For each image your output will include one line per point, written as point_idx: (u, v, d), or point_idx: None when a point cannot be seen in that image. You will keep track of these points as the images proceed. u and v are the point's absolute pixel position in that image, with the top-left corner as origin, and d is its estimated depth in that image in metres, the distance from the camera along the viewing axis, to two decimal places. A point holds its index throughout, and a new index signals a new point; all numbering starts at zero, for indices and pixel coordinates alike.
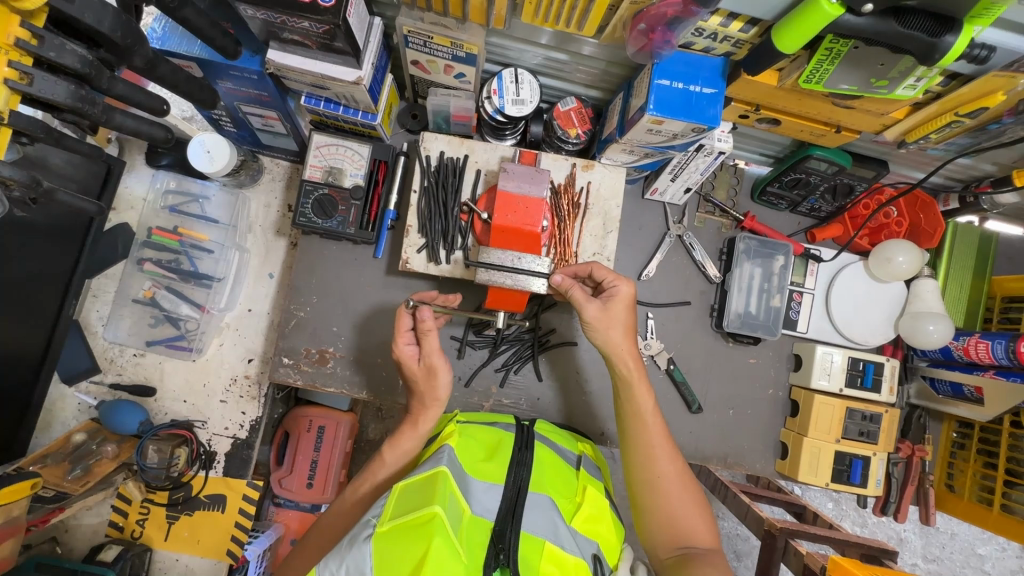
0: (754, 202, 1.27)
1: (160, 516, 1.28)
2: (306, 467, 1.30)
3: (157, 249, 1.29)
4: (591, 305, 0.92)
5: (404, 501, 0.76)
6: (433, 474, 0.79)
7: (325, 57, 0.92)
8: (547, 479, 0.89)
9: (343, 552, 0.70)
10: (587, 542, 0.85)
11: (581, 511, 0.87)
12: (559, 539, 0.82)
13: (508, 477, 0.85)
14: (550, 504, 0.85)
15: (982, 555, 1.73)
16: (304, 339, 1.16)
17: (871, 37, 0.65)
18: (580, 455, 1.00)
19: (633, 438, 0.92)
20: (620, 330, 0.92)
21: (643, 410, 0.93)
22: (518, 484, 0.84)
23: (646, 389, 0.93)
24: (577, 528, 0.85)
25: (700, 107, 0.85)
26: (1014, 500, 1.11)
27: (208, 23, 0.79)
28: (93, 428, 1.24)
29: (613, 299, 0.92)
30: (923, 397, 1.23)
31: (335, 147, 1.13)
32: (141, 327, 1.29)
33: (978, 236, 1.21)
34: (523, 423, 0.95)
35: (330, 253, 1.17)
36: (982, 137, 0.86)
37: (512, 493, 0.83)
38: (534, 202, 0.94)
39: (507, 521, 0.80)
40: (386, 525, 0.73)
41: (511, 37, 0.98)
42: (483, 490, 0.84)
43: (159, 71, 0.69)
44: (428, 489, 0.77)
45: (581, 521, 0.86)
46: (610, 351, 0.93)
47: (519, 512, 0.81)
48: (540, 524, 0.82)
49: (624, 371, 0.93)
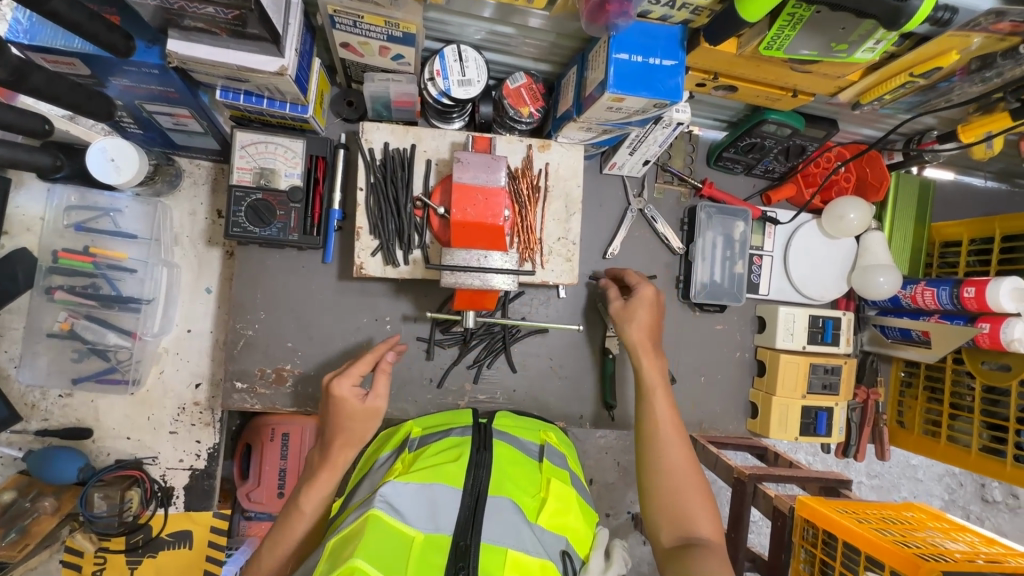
0: (710, 168, 1.26)
1: (120, 563, 1.18)
2: (273, 478, 1.27)
3: (67, 275, 1.13)
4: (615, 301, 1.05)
5: (336, 554, 0.71)
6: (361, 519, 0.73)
7: (238, 45, 0.80)
8: (507, 479, 0.84)
9: None
10: (554, 538, 0.81)
11: (546, 506, 0.83)
12: (522, 543, 0.76)
13: (467, 482, 0.81)
14: (512, 506, 0.80)
15: (915, 465, 1.90)
16: (257, 359, 1.07)
17: (838, 2, 0.62)
18: (542, 445, 0.98)
19: (644, 416, 0.94)
20: (638, 321, 1.01)
21: (653, 387, 0.95)
22: (477, 489, 0.80)
23: (657, 369, 0.97)
24: (543, 524, 0.81)
25: (661, 81, 0.81)
26: (957, 430, 1.20)
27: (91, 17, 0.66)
28: (23, 483, 1.11)
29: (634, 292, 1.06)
30: (875, 343, 1.30)
31: (264, 145, 1.01)
32: (62, 364, 1.14)
33: (918, 185, 1.25)
34: (480, 423, 0.94)
35: (273, 262, 1.07)
36: (932, 94, 0.87)
37: (471, 498, 0.79)
38: (493, 192, 0.87)
39: (465, 530, 0.75)
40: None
41: (449, 11, 0.88)
42: (437, 500, 0.78)
43: (31, 82, 0.56)
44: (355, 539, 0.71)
45: (547, 517, 0.82)
46: (633, 343, 1.00)
47: (479, 518, 0.76)
48: (503, 531, 0.76)
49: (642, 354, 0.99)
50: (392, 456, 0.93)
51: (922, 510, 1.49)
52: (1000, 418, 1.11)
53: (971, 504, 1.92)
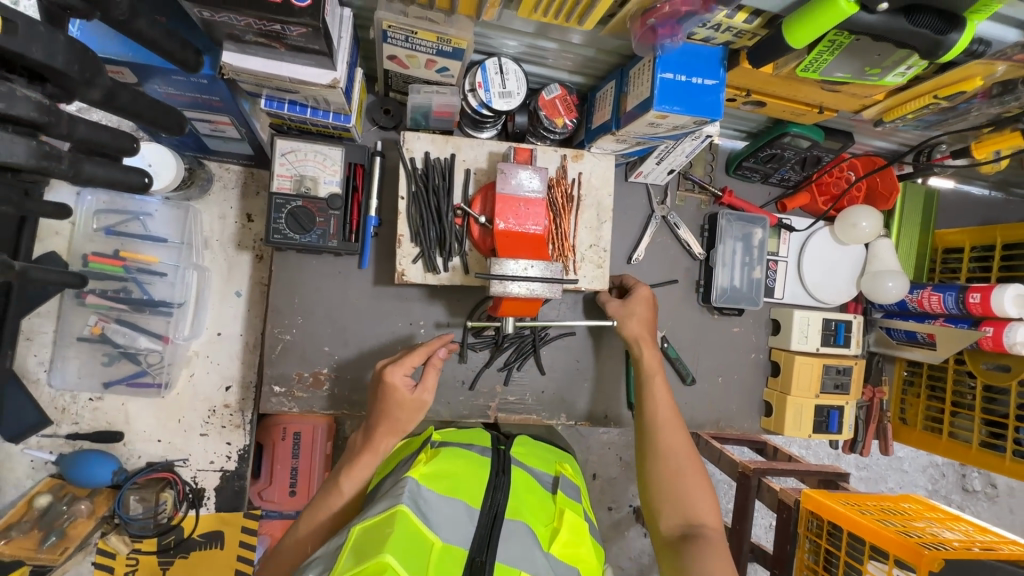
0: (729, 176, 1.30)
1: (152, 564, 1.19)
2: (285, 477, 1.21)
3: (97, 279, 1.13)
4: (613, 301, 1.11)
5: (359, 544, 0.72)
6: (390, 515, 0.75)
7: (292, 58, 0.82)
8: (524, 506, 0.87)
9: None
10: (567, 568, 0.82)
11: (558, 536, 0.85)
12: (535, 567, 0.78)
13: (486, 502, 0.84)
14: (527, 530, 0.82)
15: (901, 457, 1.99)
16: (294, 363, 1.09)
17: (881, 33, 0.66)
18: (557, 476, 1.01)
19: (643, 407, 1.00)
20: (634, 319, 1.08)
21: (652, 376, 1.02)
22: (495, 509, 0.83)
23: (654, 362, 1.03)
24: (555, 554, 0.83)
25: (702, 99, 0.84)
26: (958, 426, 1.27)
27: (166, 34, 0.67)
28: (58, 487, 1.12)
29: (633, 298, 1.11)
30: (881, 344, 1.35)
31: (304, 152, 1.02)
32: (93, 367, 1.14)
33: (924, 194, 1.32)
34: (500, 448, 0.97)
35: (310, 267, 1.09)
36: (950, 114, 0.93)
37: (489, 517, 0.82)
38: (533, 203, 0.93)
39: (482, 548, 0.77)
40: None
41: (494, 26, 0.91)
42: (455, 518, 0.81)
43: (119, 101, 0.58)
44: (383, 533, 0.72)
45: (560, 546, 0.84)
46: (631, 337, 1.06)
47: (494, 541, 0.78)
48: (518, 554, 0.78)
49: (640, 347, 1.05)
50: (413, 456, 0.96)
51: (918, 501, 1.56)
52: (998, 415, 1.18)
53: (952, 493, 2.03)
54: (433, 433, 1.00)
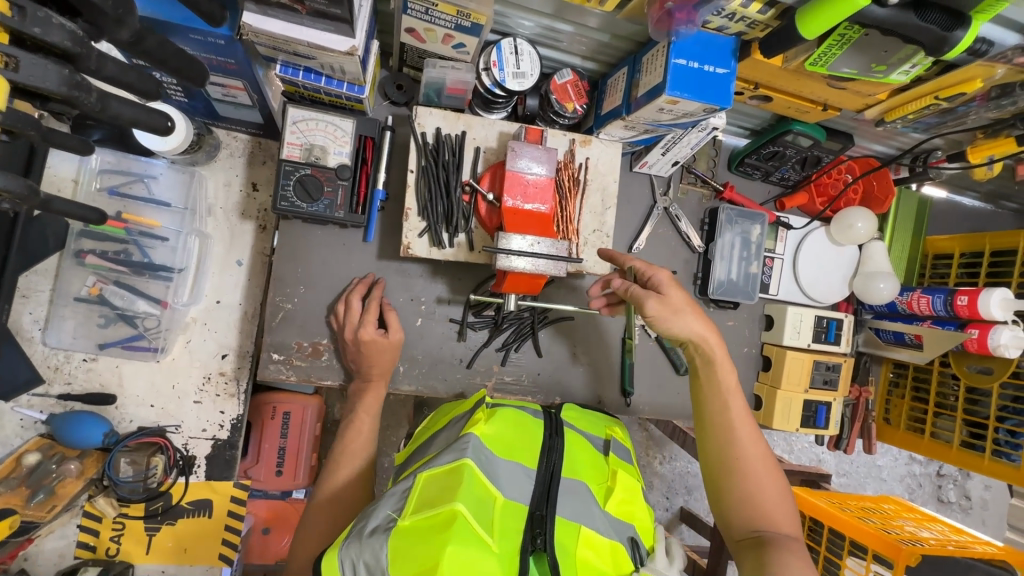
0: (731, 172, 1.33)
1: (138, 530, 1.18)
2: (273, 454, 1.29)
3: (99, 239, 1.12)
4: (650, 301, 0.91)
5: (428, 492, 0.81)
6: (456, 466, 0.84)
7: (312, 23, 0.82)
8: (580, 466, 0.98)
9: (364, 545, 0.75)
10: (623, 525, 0.95)
11: (614, 496, 0.96)
12: (593, 522, 0.90)
13: (541, 462, 0.93)
14: (585, 489, 0.94)
15: (880, 465, 2.03)
16: (294, 333, 1.09)
17: (889, 27, 0.69)
18: (607, 439, 1.10)
19: (718, 418, 0.95)
20: (694, 316, 0.92)
21: (729, 388, 0.95)
22: (551, 468, 0.92)
23: (731, 371, 0.95)
24: (612, 511, 0.95)
25: (711, 87, 0.86)
26: (940, 427, 1.30)
27: None
28: (46, 446, 1.11)
29: (665, 289, 0.92)
30: (870, 345, 1.38)
31: (314, 122, 1.02)
32: (88, 329, 1.14)
33: (917, 200, 1.35)
34: (551, 411, 1.06)
35: (315, 238, 1.09)
36: (949, 117, 0.96)
37: (546, 475, 0.92)
38: (541, 182, 0.94)
39: (542, 503, 0.87)
40: (407, 519, 0.77)
41: (512, 5, 0.92)
42: (512, 477, 0.90)
43: (146, 45, 0.58)
44: (450, 482, 0.82)
45: (615, 505, 0.96)
46: (699, 338, 0.92)
47: (554, 495, 0.89)
48: (578, 508, 0.90)
49: (714, 355, 0.94)
50: (467, 414, 1.03)
51: (897, 502, 1.60)
52: (980, 416, 1.22)
53: (927, 503, 2.07)
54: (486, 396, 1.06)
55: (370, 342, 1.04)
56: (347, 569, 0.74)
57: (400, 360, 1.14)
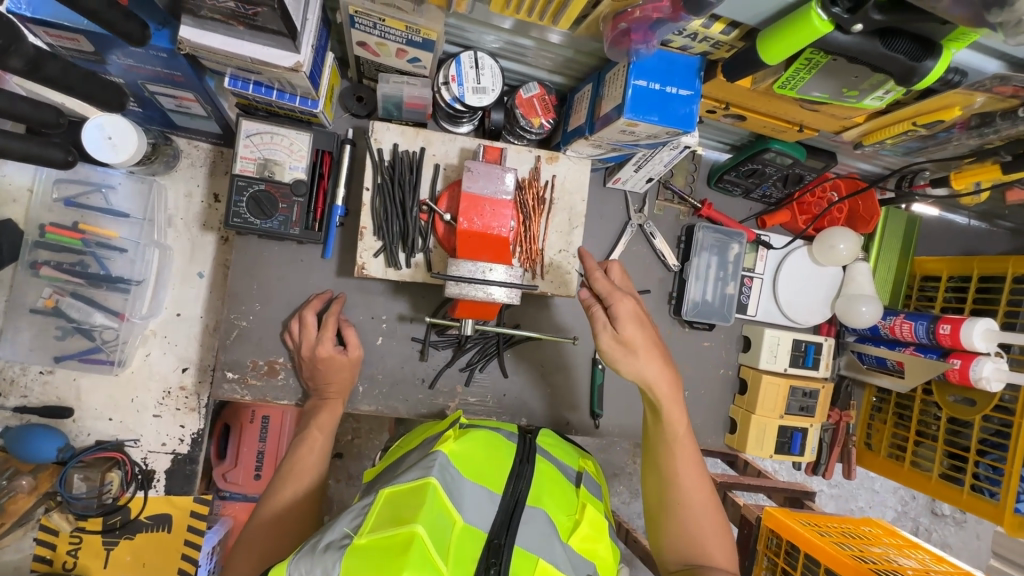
0: (710, 188, 1.28)
1: (96, 544, 1.17)
2: (251, 460, 1.26)
3: (55, 250, 1.09)
4: (606, 333, 0.89)
5: (389, 510, 0.76)
6: (421, 484, 0.79)
7: (252, 38, 0.79)
8: (546, 495, 0.93)
9: (315, 564, 0.69)
10: (583, 562, 0.90)
11: (578, 531, 0.92)
12: (552, 556, 0.85)
13: (507, 489, 0.89)
14: (546, 519, 0.89)
15: (873, 476, 1.93)
16: (249, 351, 1.07)
17: (855, 55, 0.64)
18: (580, 471, 1.07)
19: (663, 464, 0.94)
20: (646, 359, 0.89)
21: (676, 437, 0.93)
22: (516, 497, 0.88)
23: (680, 415, 0.92)
24: (574, 546, 0.90)
25: (673, 109, 0.82)
26: (920, 456, 1.26)
27: (123, 14, 0.65)
28: (0, 460, 1.10)
29: (619, 322, 0.88)
30: (851, 368, 1.35)
31: (269, 135, 0.99)
32: (45, 341, 1.11)
33: (905, 220, 1.29)
34: (526, 435, 1.02)
35: (272, 254, 1.07)
36: (930, 142, 0.90)
37: (510, 503, 0.87)
38: (501, 204, 0.90)
39: (501, 532, 0.83)
40: (364, 538, 0.71)
41: (469, 19, 0.88)
42: (475, 499, 0.85)
43: (46, 71, 0.55)
44: (414, 501, 0.76)
45: (578, 540, 0.91)
46: (648, 384, 0.90)
47: (514, 524, 0.84)
48: (538, 539, 0.86)
49: (662, 400, 0.90)
50: (439, 435, 0.99)
51: (879, 526, 1.55)
52: (960, 447, 1.17)
53: (921, 516, 1.97)
54: (460, 419, 1.03)
55: (328, 356, 1.02)
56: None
57: (360, 379, 1.11)
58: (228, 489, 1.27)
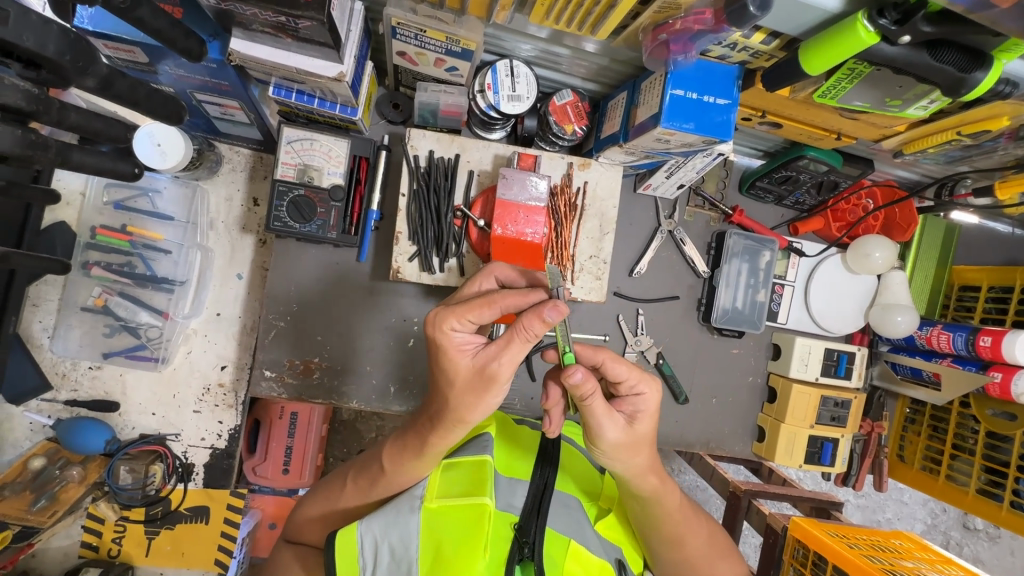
0: (742, 195, 1.27)
1: (139, 533, 1.23)
2: (281, 453, 1.28)
3: (104, 251, 1.14)
4: (613, 427, 0.72)
5: (452, 482, 0.82)
6: (478, 462, 0.84)
7: (299, 49, 0.82)
8: (574, 481, 0.94)
9: (390, 522, 0.78)
10: (612, 546, 0.89)
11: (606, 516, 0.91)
12: (583, 537, 0.85)
13: (534, 473, 0.85)
14: (576, 505, 0.89)
15: (902, 488, 1.89)
16: (287, 351, 1.10)
17: (902, 66, 0.64)
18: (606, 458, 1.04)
19: (662, 531, 0.86)
20: (648, 455, 0.76)
21: (673, 513, 0.84)
22: (545, 480, 0.84)
23: (672, 493, 0.83)
24: (601, 531, 0.90)
25: (710, 118, 0.82)
26: (956, 470, 1.23)
27: (182, 32, 0.69)
28: (52, 451, 1.17)
29: (638, 417, 0.74)
30: (884, 379, 1.33)
31: (308, 142, 1.02)
32: (94, 337, 1.16)
33: (944, 228, 1.27)
34: None
35: (309, 257, 1.10)
36: (974, 150, 0.89)
37: (538, 486, 0.84)
38: (533, 211, 0.94)
39: (531, 516, 0.81)
40: (434, 503, 0.79)
41: (506, 28, 0.89)
42: (506, 485, 0.87)
43: (116, 88, 0.58)
44: (473, 477, 0.81)
45: (605, 526, 0.91)
46: (631, 476, 0.78)
47: (544, 508, 0.81)
48: (565, 522, 0.85)
49: (648, 492, 0.80)
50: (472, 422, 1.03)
51: (910, 540, 1.51)
52: (999, 463, 1.14)
53: (952, 529, 1.92)
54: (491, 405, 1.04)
55: None
56: (367, 546, 0.76)
57: (392, 381, 1.13)
58: (258, 483, 1.30)
